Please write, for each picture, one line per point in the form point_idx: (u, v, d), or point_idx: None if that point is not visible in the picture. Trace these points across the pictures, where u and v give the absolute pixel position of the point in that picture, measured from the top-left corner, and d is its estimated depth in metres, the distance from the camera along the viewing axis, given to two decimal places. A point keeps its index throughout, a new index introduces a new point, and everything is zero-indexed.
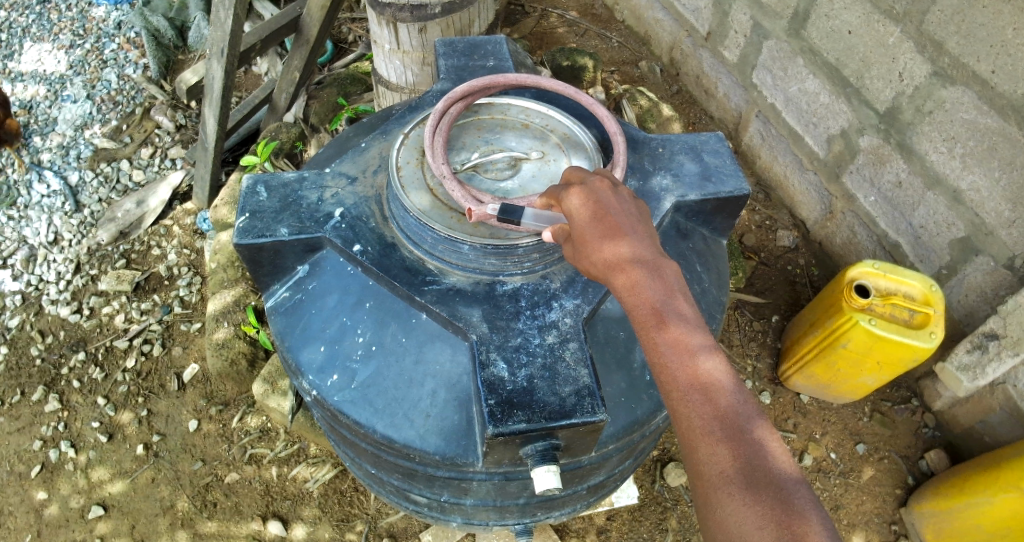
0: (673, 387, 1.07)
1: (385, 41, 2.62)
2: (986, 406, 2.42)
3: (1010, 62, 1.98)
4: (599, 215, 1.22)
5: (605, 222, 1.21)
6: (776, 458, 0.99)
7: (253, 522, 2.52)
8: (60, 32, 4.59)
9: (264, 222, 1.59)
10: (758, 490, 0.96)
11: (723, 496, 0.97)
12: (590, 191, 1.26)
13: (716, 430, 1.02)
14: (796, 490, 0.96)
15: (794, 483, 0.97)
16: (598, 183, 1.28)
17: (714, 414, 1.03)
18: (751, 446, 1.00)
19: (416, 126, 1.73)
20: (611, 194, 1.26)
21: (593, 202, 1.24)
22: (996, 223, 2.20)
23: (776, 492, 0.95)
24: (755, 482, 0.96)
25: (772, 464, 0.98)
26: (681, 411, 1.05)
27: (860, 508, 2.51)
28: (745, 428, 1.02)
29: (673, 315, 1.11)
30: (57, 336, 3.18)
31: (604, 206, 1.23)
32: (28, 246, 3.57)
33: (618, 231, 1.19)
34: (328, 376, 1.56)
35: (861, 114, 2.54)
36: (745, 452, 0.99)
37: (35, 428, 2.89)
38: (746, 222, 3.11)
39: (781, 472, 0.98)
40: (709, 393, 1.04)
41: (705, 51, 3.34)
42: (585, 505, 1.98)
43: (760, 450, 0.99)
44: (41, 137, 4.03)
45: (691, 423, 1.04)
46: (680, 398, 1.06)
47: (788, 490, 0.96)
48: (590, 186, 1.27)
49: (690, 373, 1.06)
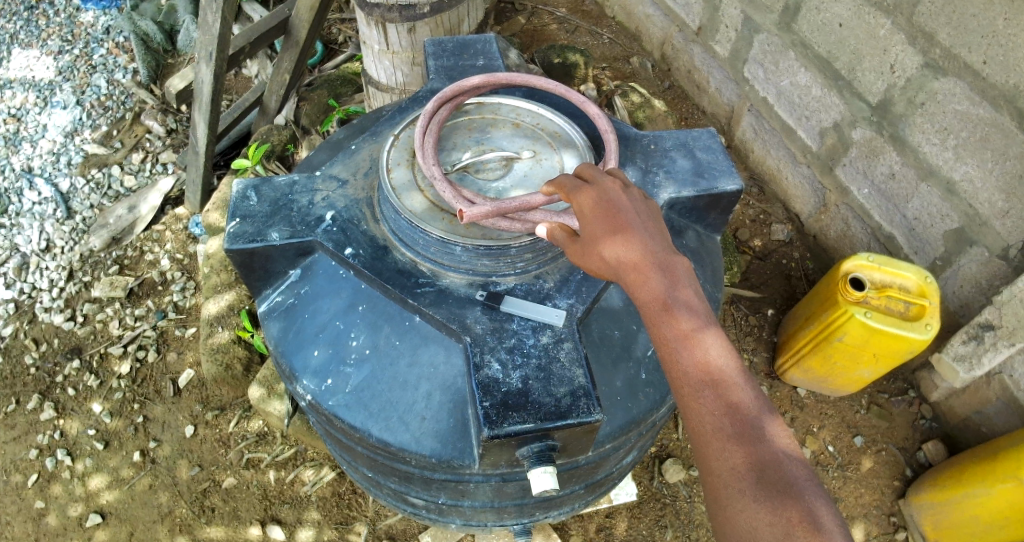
0: (683, 382, 1.08)
1: (374, 42, 2.60)
2: (983, 397, 2.43)
3: (1002, 53, 1.98)
4: (610, 215, 1.21)
5: (616, 222, 1.20)
6: (787, 457, 1.01)
7: (252, 528, 2.51)
8: (48, 38, 4.55)
9: (255, 227, 1.58)
10: (770, 489, 0.98)
11: (733, 492, 0.99)
12: (602, 192, 1.25)
13: (727, 426, 1.03)
14: (805, 487, 0.98)
15: (805, 480, 0.99)
16: (610, 183, 1.27)
17: (725, 408, 1.04)
18: (762, 443, 1.02)
19: (406, 127, 1.72)
20: (622, 195, 1.25)
21: (605, 204, 1.23)
22: (989, 214, 2.20)
23: (786, 489, 0.97)
24: (765, 480, 0.98)
25: (782, 462, 1.00)
26: (691, 406, 1.06)
27: (858, 500, 2.51)
28: (754, 425, 1.03)
29: (684, 309, 1.11)
30: (50, 345, 3.16)
31: (616, 208, 1.22)
32: (21, 254, 3.54)
33: (628, 230, 1.18)
34: (322, 381, 1.55)
35: (854, 106, 2.54)
36: (756, 449, 1.01)
37: (30, 437, 2.87)
38: (740, 217, 3.11)
39: (791, 470, 0.99)
40: (720, 388, 1.06)
41: (696, 47, 3.33)
42: (582, 504, 1.96)
43: (772, 447, 1.01)
44: (31, 144, 3.99)
45: (701, 420, 1.05)
46: (691, 393, 1.07)
47: (797, 486, 0.98)
48: (601, 187, 1.27)
49: (700, 368, 1.07)
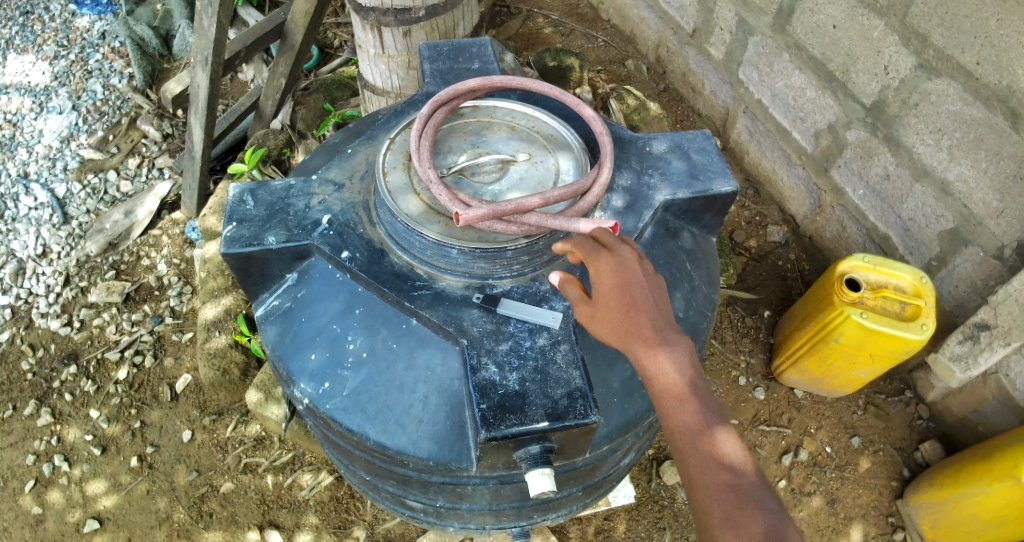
0: (658, 397, 1.22)
1: (370, 46, 2.61)
2: (979, 396, 2.44)
3: (995, 53, 1.99)
4: (624, 285, 1.26)
5: (627, 293, 1.26)
6: (743, 468, 1.15)
7: (250, 532, 2.51)
8: (43, 43, 4.54)
9: (252, 231, 1.58)
10: (730, 497, 1.12)
11: (702, 495, 1.14)
12: (619, 259, 1.29)
13: (693, 436, 1.17)
14: (760, 495, 1.12)
15: (759, 490, 1.13)
16: (628, 253, 1.30)
17: (689, 425, 1.18)
18: (722, 456, 1.15)
19: (402, 131, 1.72)
20: (637, 264, 1.30)
21: (619, 271, 1.27)
22: (984, 214, 2.21)
23: (743, 498, 1.12)
24: (726, 487, 1.13)
25: (738, 471, 1.15)
26: (667, 417, 1.21)
27: (856, 501, 2.51)
28: (716, 436, 1.17)
29: (660, 338, 1.23)
30: (47, 350, 3.15)
31: (630, 277, 1.27)
32: (17, 259, 3.53)
33: (635, 292, 1.26)
34: (320, 384, 1.55)
35: (848, 107, 2.55)
36: (718, 460, 1.15)
37: (27, 443, 2.87)
38: (736, 218, 3.12)
39: (746, 478, 1.14)
40: (687, 404, 1.19)
41: (691, 49, 3.35)
42: (580, 506, 1.96)
43: (730, 460, 1.15)
44: (27, 150, 3.98)
45: (675, 429, 1.19)
46: (665, 407, 1.21)
47: (753, 493, 1.13)
48: (620, 256, 1.30)
49: (673, 388, 1.20)
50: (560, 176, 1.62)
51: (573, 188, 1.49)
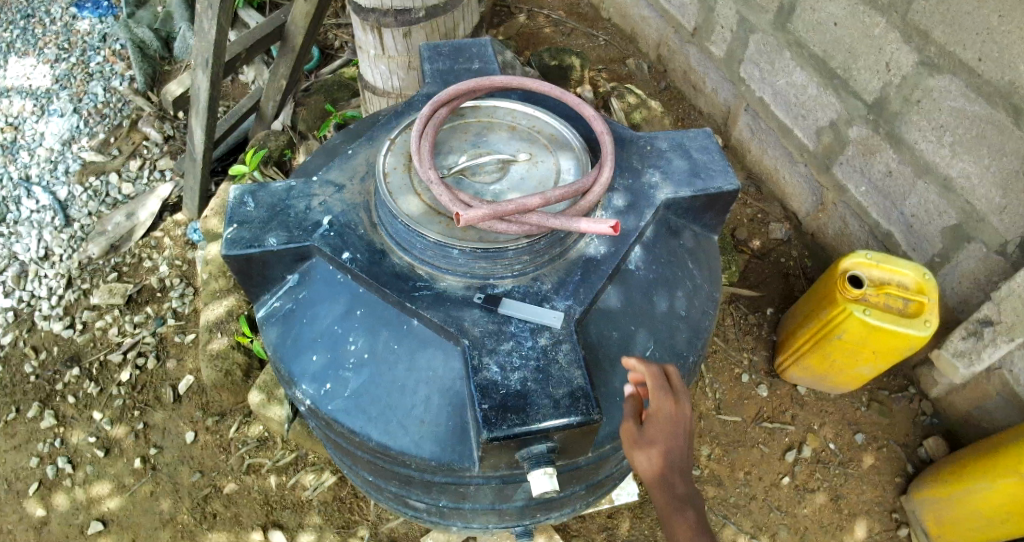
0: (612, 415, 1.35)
1: (370, 47, 2.61)
2: (983, 392, 2.44)
3: (997, 49, 1.98)
4: (668, 429, 1.26)
5: (664, 427, 1.26)
6: (654, 472, 1.25)
7: (253, 533, 2.51)
8: (45, 47, 4.55)
9: (253, 233, 1.58)
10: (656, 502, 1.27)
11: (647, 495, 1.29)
12: (670, 410, 1.27)
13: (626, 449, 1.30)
14: (671, 499, 1.24)
15: (672, 497, 1.24)
16: (683, 406, 1.28)
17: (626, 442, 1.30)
18: (644, 467, 1.27)
19: (402, 131, 1.72)
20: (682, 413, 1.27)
21: (666, 413, 1.26)
22: (987, 210, 2.20)
23: (660, 500, 1.26)
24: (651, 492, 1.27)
25: (652, 476, 1.26)
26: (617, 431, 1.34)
27: (860, 498, 2.51)
28: (637, 447, 1.27)
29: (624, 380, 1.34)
30: (50, 352, 3.16)
31: (675, 422, 1.26)
32: (19, 262, 3.54)
33: (668, 426, 1.26)
34: (321, 386, 1.55)
35: (849, 104, 2.54)
36: (641, 470, 1.27)
37: (31, 445, 2.87)
38: (738, 216, 3.11)
39: (659, 484, 1.26)
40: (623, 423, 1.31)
41: (691, 47, 3.34)
42: (584, 505, 1.96)
43: (648, 471, 1.26)
44: (29, 153, 3.99)
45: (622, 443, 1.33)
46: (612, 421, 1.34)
47: (670, 499, 1.24)
48: (674, 403, 1.27)
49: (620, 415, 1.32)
50: (560, 176, 1.62)
51: (574, 187, 1.49)
